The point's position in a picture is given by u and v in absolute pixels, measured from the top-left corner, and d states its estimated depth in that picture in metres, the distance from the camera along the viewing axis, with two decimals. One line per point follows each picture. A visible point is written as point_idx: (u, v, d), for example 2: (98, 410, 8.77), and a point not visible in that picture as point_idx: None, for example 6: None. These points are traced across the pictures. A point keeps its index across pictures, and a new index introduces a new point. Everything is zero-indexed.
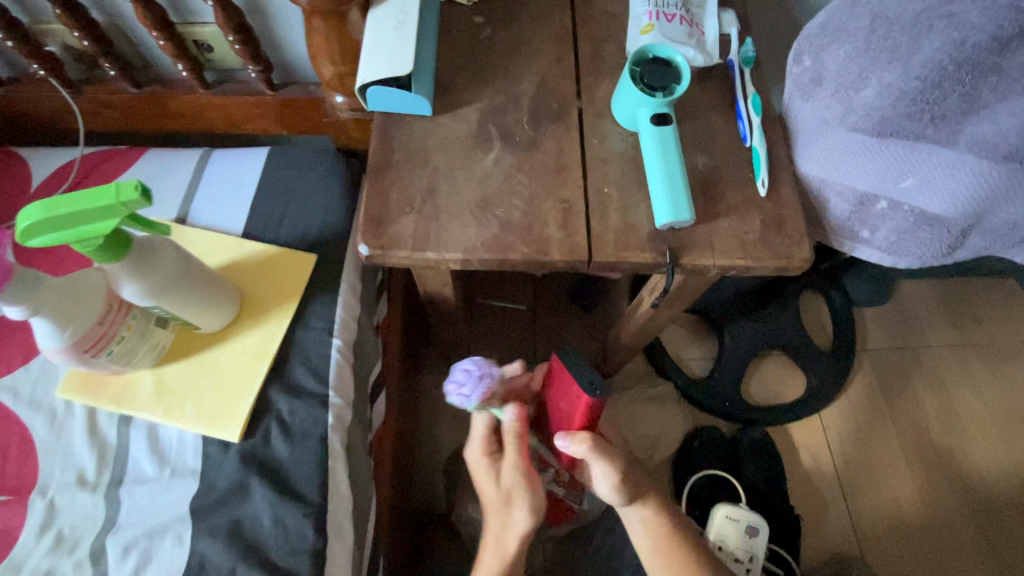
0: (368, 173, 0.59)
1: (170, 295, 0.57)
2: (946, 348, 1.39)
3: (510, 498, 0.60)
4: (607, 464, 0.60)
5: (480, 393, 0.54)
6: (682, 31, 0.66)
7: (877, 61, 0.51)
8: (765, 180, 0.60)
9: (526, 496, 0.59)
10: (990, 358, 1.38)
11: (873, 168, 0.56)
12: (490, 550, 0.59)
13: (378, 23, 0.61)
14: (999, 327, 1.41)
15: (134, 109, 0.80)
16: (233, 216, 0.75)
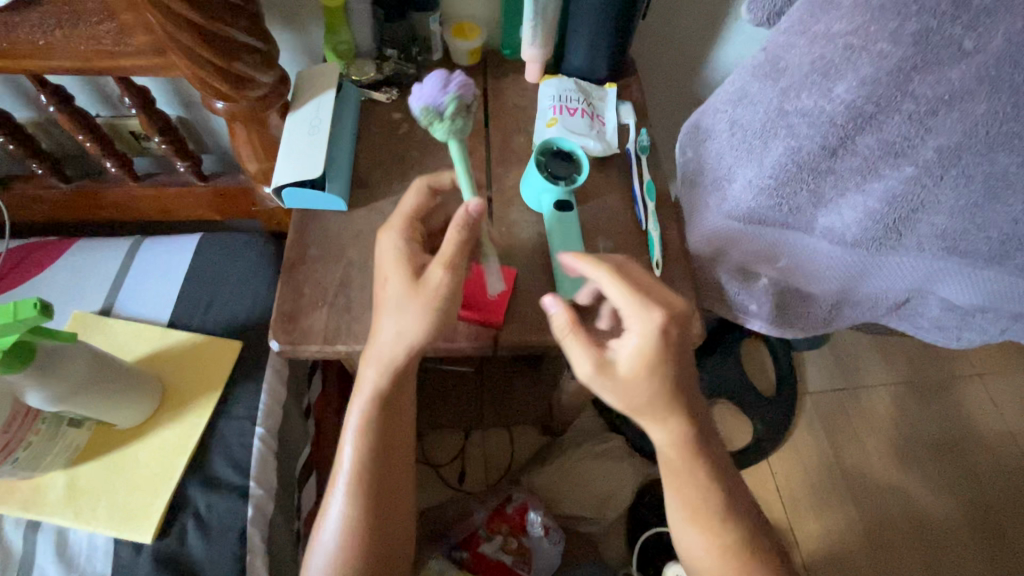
0: (284, 268, 0.61)
1: (81, 398, 0.58)
2: (882, 387, 1.45)
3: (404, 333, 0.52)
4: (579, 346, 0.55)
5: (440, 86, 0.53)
6: (584, 123, 0.73)
7: (738, 159, 0.56)
8: (658, 261, 0.65)
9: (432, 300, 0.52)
10: (923, 394, 1.44)
11: (751, 250, 0.62)
12: (370, 365, 0.54)
13: (294, 129, 0.65)
14: (930, 362, 1.48)
15: (64, 203, 0.81)
16: (161, 305, 0.76)
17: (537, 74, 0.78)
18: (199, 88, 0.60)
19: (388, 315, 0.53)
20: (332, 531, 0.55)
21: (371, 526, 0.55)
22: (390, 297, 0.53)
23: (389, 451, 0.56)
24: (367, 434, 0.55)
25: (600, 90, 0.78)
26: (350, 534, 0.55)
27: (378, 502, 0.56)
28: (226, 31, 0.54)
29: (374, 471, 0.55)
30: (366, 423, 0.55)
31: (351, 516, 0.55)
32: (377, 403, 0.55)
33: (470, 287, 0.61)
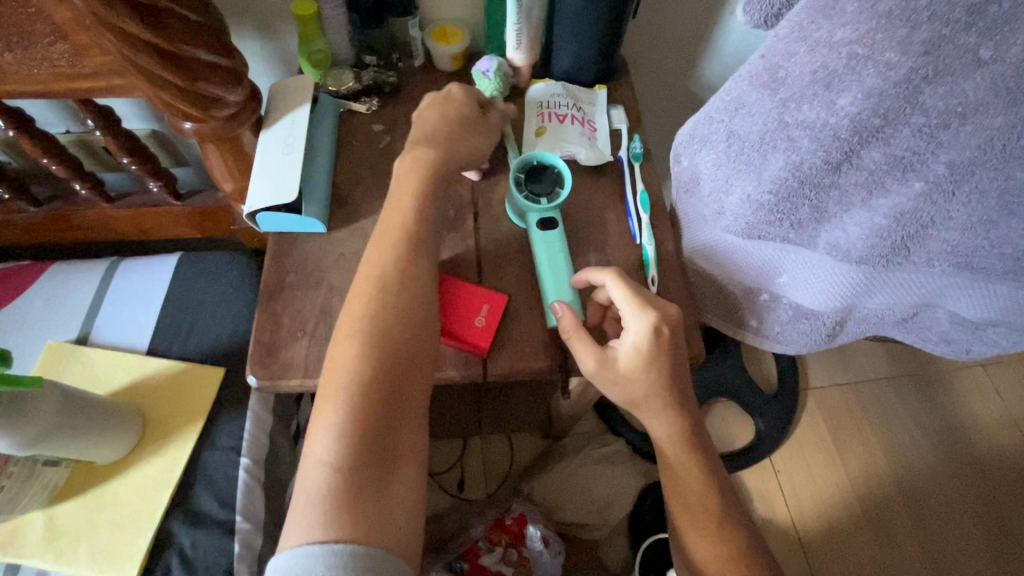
0: (260, 298, 0.59)
1: (53, 441, 0.55)
2: (884, 380, 1.42)
3: (422, 208, 0.55)
4: (583, 347, 0.54)
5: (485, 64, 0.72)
6: (575, 131, 0.70)
7: (736, 172, 0.53)
8: (654, 278, 0.62)
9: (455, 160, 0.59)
10: (926, 385, 1.42)
11: (751, 264, 0.59)
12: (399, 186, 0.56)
13: (267, 147, 0.62)
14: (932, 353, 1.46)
15: (36, 226, 0.78)
16: (139, 331, 0.73)
17: (523, 78, 0.74)
18: (164, 110, 0.57)
19: (405, 189, 0.56)
20: (330, 423, 0.46)
21: (371, 417, 0.46)
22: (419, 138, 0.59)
23: (395, 336, 0.49)
24: (372, 313, 0.49)
25: (589, 93, 0.74)
26: (345, 421, 0.46)
27: (382, 388, 0.47)
28: (188, 51, 0.51)
29: (377, 359, 0.48)
30: (370, 302, 0.50)
31: (365, 362, 0.47)
32: (384, 289, 0.51)
33: (456, 310, 0.58)
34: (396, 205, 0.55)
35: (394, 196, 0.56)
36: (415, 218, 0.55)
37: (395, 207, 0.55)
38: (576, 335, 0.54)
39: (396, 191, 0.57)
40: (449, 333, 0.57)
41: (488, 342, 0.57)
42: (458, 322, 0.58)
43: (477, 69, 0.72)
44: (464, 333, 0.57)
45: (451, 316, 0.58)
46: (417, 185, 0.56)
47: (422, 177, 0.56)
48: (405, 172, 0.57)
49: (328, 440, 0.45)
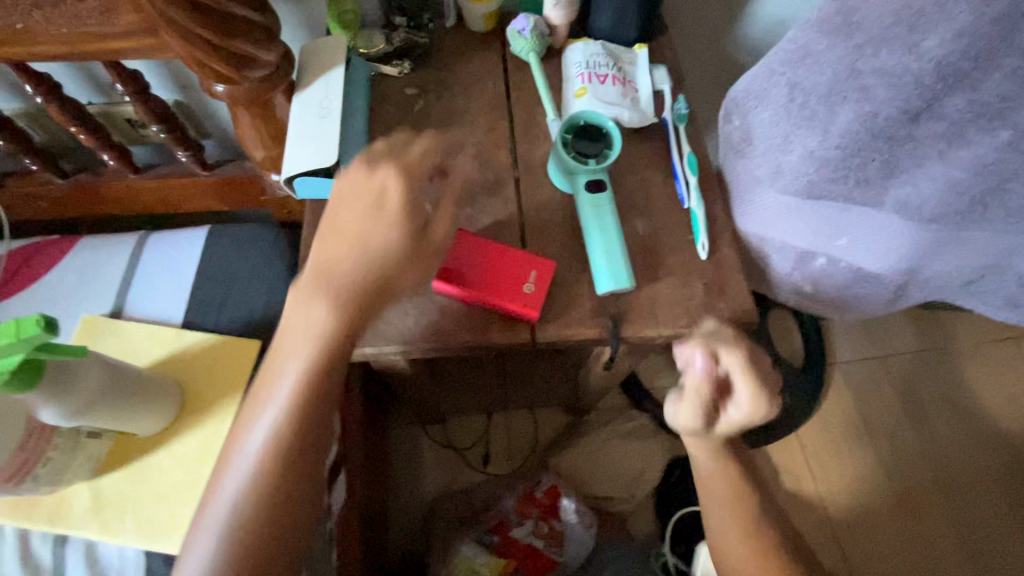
0: (300, 266, 0.57)
1: (98, 411, 0.55)
2: (914, 354, 1.39)
3: (365, 312, 0.50)
4: (692, 412, 0.56)
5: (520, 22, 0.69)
6: (616, 91, 0.67)
7: (797, 127, 0.50)
8: (705, 246, 0.59)
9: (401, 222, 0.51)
10: (957, 358, 1.39)
11: (808, 227, 0.57)
12: (319, 267, 0.50)
13: (302, 111, 0.60)
14: (963, 325, 1.42)
15: (64, 200, 0.77)
16: (172, 305, 0.72)
17: (560, 38, 0.71)
18: (196, 71, 0.55)
19: (348, 255, 0.50)
20: (209, 533, 0.46)
21: (257, 541, 0.46)
22: (360, 193, 0.51)
23: (298, 449, 0.48)
24: (275, 425, 0.47)
25: (629, 52, 0.71)
26: (232, 545, 0.45)
27: (274, 508, 0.46)
28: (222, 5, 0.49)
29: (270, 474, 0.47)
30: (275, 409, 0.48)
31: (258, 481, 0.46)
32: (286, 406, 0.48)
33: (505, 277, 0.56)
34: (313, 289, 0.49)
35: (320, 269, 0.50)
36: (356, 293, 0.49)
37: (314, 283, 0.50)
38: (693, 390, 0.56)
39: (335, 253, 0.50)
40: (500, 299, 0.55)
41: (539, 309, 0.56)
42: (503, 287, 0.55)
43: (511, 27, 0.70)
44: (512, 298, 0.55)
45: (500, 282, 0.56)
46: (356, 246, 0.50)
47: (345, 256, 0.50)
48: (332, 246, 0.50)
49: (209, 542, 0.46)
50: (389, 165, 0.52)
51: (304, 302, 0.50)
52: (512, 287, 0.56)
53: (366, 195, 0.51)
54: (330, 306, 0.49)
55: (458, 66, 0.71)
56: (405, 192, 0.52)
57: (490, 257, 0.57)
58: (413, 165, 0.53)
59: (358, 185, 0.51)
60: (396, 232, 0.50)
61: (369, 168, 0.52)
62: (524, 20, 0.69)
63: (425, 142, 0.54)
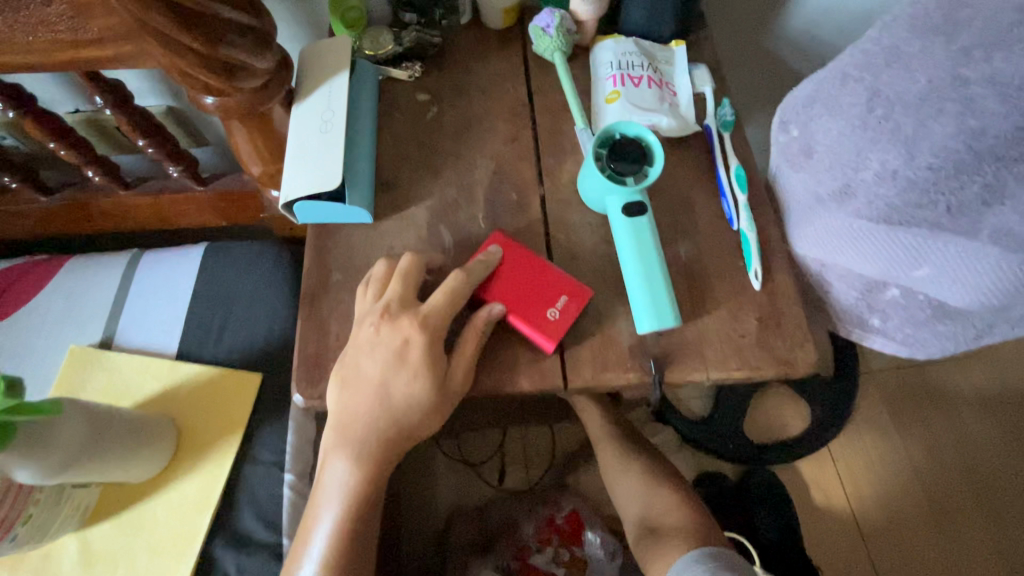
0: (302, 301, 0.51)
1: (81, 466, 0.49)
2: (955, 362, 1.30)
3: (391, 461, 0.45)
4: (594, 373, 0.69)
5: (544, 19, 0.61)
6: (652, 95, 0.59)
7: (875, 141, 0.44)
8: (758, 273, 0.52)
9: (429, 351, 0.43)
10: (1003, 367, 1.29)
11: (880, 256, 0.48)
12: (342, 401, 0.43)
13: (302, 124, 0.53)
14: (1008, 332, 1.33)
15: (49, 219, 0.71)
16: (166, 333, 0.66)
17: (588, 34, 0.64)
18: (182, 82, 0.48)
19: (368, 405, 0.42)
20: None
21: None
22: (382, 362, 0.42)
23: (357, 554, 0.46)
24: (338, 532, 0.45)
25: (665, 50, 0.64)
26: None
27: None
28: (210, 8, 0.42)
29: None
30: (338, 518, 0.45)
31: None
32: (324, 560, 0.45)
33: (530, 298, 0.48)
34: (333, 442, 0.44)
35: (339, 422, 0.43)
36: (382, 441, 0.43)
37: (348, 409, 0.42)
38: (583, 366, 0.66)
39: (352, 403, 0.42)
40: (520, 321, 0.47)
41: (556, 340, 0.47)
42: (519, 310, 0.47)
43: (534, 23, 0.62)
44: (529, 324, 0.47)
45: (525, 299, 0.48)
46: (381, 400, 0.42)
47: (375, 403, 0.42)
48: (353, 375, 0.43)
49: None
50: (412, 319, 0.43)
51: (327, 452, 0.45)
52: (530, 313, 0.47)
53: (392, 317, 0.43)
54: (354, 460, 0.43)
55: (474, 67, 0.64)
56: (436, 322, 0.44)
57: (512, 277, 0.48)
58: (437, 322, 0.44)
59: (377, 341, 0.43)
60: (420, 383, 0.42)
61: (389, 322, 0.43)
62: (549, 17, 0.61)
63: (445, 289, 0.44)
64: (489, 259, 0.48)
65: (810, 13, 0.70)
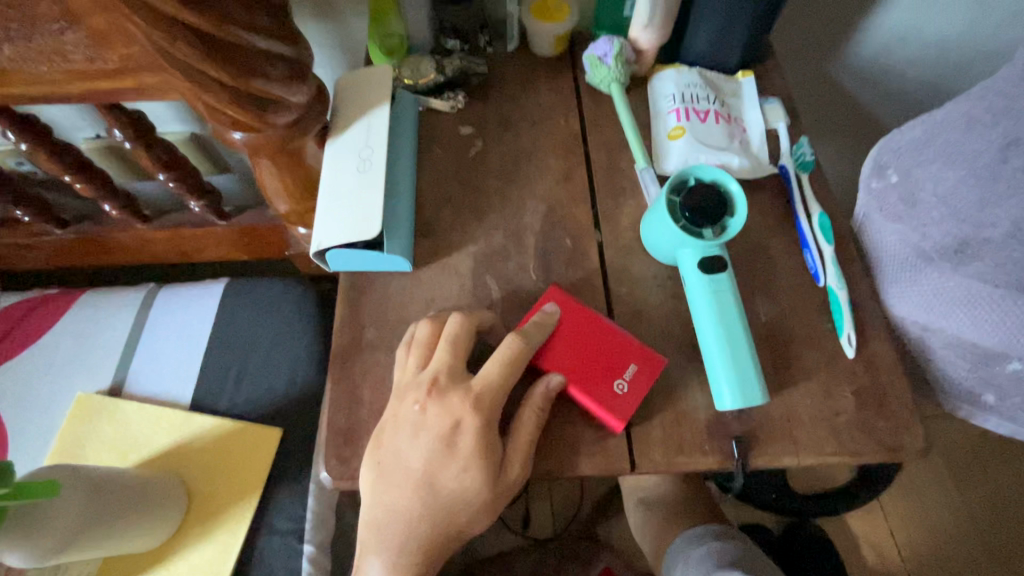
0: (332, 361, 0.45)
1: (81, 543, 0.43)
2: None
3: (435, 564, 0.38)
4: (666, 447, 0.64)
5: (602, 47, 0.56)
6: (721, 132, 0.53)
7: (1003, 194, 0.37)
8: (851, 339, 0.45)
9: (480, 435, 0.37)
10: None
11: (1001, 326, 0.42)
12: (381, 493, 0.37)
13: (338, 163, 0.48)
14: None
15: (62, 252, 0.67)
16: (180, 380, 0.61)
17: (647, 64, 0.58)
18: (208, 116, 0.43)
19: (410, 497, 0.36)
20: None
21: None
22: (426, 448, 0.37)
23: None
24: None
25: (732, 82, 0.58)
26: None
27: None
28: (240, 37, 0.37)
29: None
30: None
31: None
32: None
33: (595, 369, 0.41)
34: (368, 539, 0.38)
35: (375, 517, 0.37)
36: (425, 538, 0.37)
37: (388, 503, 0.37)
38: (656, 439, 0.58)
39: (391, 493, 0.37)
40: (583, 395, 0.41)
41: (626, 420, 0.41)
42: (583, 385, 0.41)
43: (589, 52, 0.57)
44: (593, 400, 0.41)
45: (587, 369, 0.42)
46: (425, 491, 0.36)
47: (419, 495, 0.37)
48: (394, 466, 0.37)
49: None
50: (462, 394, 0.37)
51: (360, 550, 0.38)
52: (596, 387, 0.41)
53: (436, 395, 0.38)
54: (390, 565, 0.37)
55: (521, 99, 0.58)
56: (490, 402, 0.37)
57: (572, 342, 0.42)
58: (490, 402, 0.37)
59: (421, 422, 0.37)
60: (471, 471, 0.36)
61: (437, 398, 0.37)
62: (607, 45, 0.56)
63: (498, 360, 0.38)
64: (545, 322, 0.42)
65: (884, 42, 0.63)
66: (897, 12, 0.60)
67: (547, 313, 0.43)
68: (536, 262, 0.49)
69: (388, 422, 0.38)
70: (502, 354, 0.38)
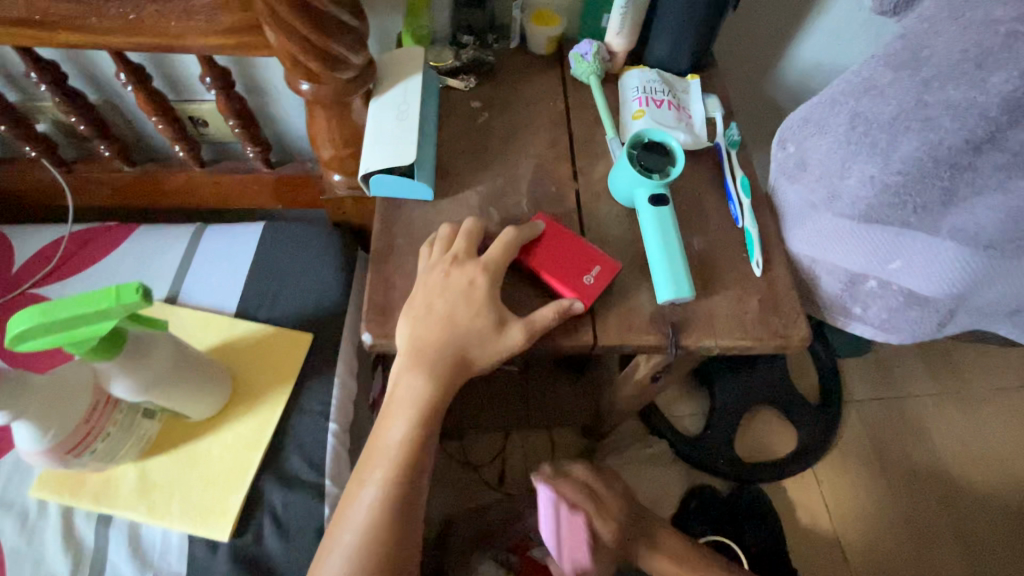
0: (371, 260, 0.59)
1: (163, 389, 0.56)
2: (938, 396, 1.30)
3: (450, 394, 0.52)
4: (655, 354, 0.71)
5: (583, 48, 0.73)
6: (671, 115, 0.70)
7: (857, 154, 0.53)
8: (759, 262, 0.61)
9: (484, 292, 0.52)
10: (984, 402, 1.30)
11: (861, 252, 0.59)
12: (413, 332, 0.51)
13: (381, 113, 0.63)
14: (987, 371, 1.33)
15: (124, 188, 0.78)
16: (226, 295, 0.74)
17: (618, 64, 0.75)
18: (289, 67, 0.57)
19: (434, 338, 0.50)
20: (348, 542, 0.47)
21: (390, 542, 0.47)
22: (447, 304, 0.51)
23: (419, 458, 0.50)
24: (411, 436, 0.50)
25: (683, 82, 0.75)
26: (374, 541, 0.46)
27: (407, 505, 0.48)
28: (326, 8, 0.52)
29: (386, 518, 0.47)
30: (414, 421, 0.50)
31: (388, 486, 0.48)
32: (397, 459, 0.49)
33: (570, 265, 0.56)
34: (405, 364, 0.51)
35: (409, 349, 0.51)
36: (444, 371, 0.51)
37: (418, 343, 0.51)
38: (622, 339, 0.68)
39: (420, 335, 0.51)
40: (558, 283, 0.56)
41: (591, 303, 0.56)
42: (562, 279, 0.56)
43: (573, 51, 0.74)
44: (566, 287, 0.55)
45: (564, 266, 0.56)
46: (445, 334, 0.51)
47: (440, 335, 0.51)
48: (423, 318, 0.52)
49: (354, 541, 0.47)
50: (475, 263, 0.53)
51: (400, 370, 0.51)
52: (569, 279, 0.56)
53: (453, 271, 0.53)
54: (417, 389, 0.51)
55: (521, 84, 0.75)
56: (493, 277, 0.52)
57: (554, 247, 0.57)
58: (495, 269, 0.53)
59: (446, 282, 0.52)
60: (482, 316, 0.51)
61: (456, 266, 0.53)
62: (586, 48, 0.73)
63: (502, 241, 0.55)
64: (533, 231, 0.57)
65: (805, 65, 0.82)
66: (813, 44, 0.79)
67: (537, 226, 0.58)
68: (529, 200, 0.64)
69: (419, 288, 0.53)
70: (503, 242, 0.55)
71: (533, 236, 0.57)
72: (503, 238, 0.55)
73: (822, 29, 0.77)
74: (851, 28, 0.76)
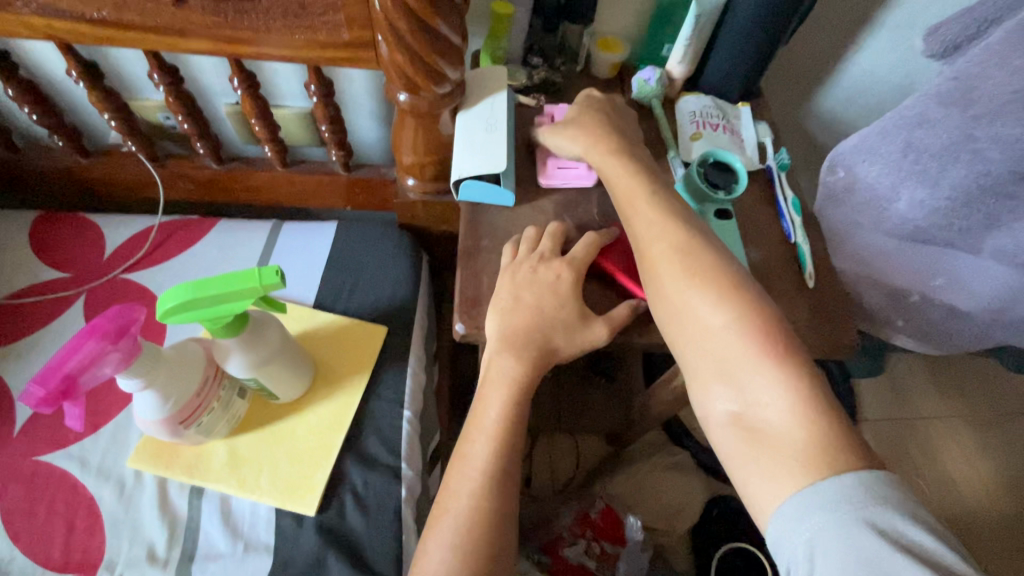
0: (459, 258, 0.64)
1: (267, 367, 0.60)
2: (956, 418, 1.30)
3: (538, 382, 0.57)
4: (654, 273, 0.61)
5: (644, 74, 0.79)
6: (727, 139, 0.77)
7: (907, 179, 0.60)
8: (811, 273, 0.66)
9: (571, 288, 0.58)
10: (1002, 425, 1.30)
11: (907, 268, 0.70)
12: (507, 323, 0.56)
13: (469, 125, 0.68)
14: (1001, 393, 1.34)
15: (210, 183, 0.84)
16: (304, 288, 0.78)
17: (676, 88, 0.81)
18: (395, 80, 0.63)
19: (526, 330, 0.56)
20: (453, 513, 0.51)
21: (489, 514, 0.51)
22: (538, 299, 0.57)
23: (512, 439, 0.54)
24: (504, 419, 0.55)
25: (734, 109, 0.81)
26: (476, 513, 0.51)
27: (504, 481, 0.53)
28: (438, 25, 0.57)
29: (483, 490, 0.52)
30: (506, 405, 0.55)
31: (489, 461, 0.53)
32: (496, 434, 0.54)
33: None
34: (498, 351, 0.56)
35: (503, 338, 0.56)
36: (535, 360, 0.56)
37: (512, 334, 0.56)
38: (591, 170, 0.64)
39: (513, 326, 0.56)
40: (633, 285, 0.61)
41: None
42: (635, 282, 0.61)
43: (636, 77, 0.80)
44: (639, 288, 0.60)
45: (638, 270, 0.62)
46: (536, 325, 0.56)
47: (532, 327, 0.56)
48: (517, 310, 0.57)
49: (457, 509, 0.52)
50: (562, 261, 0.59)
51: (493, 356, 0.56)
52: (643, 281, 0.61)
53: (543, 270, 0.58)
54: (511, 375, 0.56)
55: None
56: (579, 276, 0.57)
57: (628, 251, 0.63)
58: (580, 266, 0.59)
59: (535, 278, 0.57)
60: (569, 309, 0.57)
61: (544, 264, 0.58)
62: (649, 74, 0.79)
63: (582, 244, 0.60)
64: (610, 237, 0.63)
65: (842, 98, 0.89)
66: (851, 78, 0.86)
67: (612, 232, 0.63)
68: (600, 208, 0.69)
69: (511, 282, 0.58)
70: (585, 246, 0.60)
71: (610, 243, 0.63)
72: (584, 242, 0.61)
73: (860, 66, 0.84)
74: (889, 60, 0.82)
